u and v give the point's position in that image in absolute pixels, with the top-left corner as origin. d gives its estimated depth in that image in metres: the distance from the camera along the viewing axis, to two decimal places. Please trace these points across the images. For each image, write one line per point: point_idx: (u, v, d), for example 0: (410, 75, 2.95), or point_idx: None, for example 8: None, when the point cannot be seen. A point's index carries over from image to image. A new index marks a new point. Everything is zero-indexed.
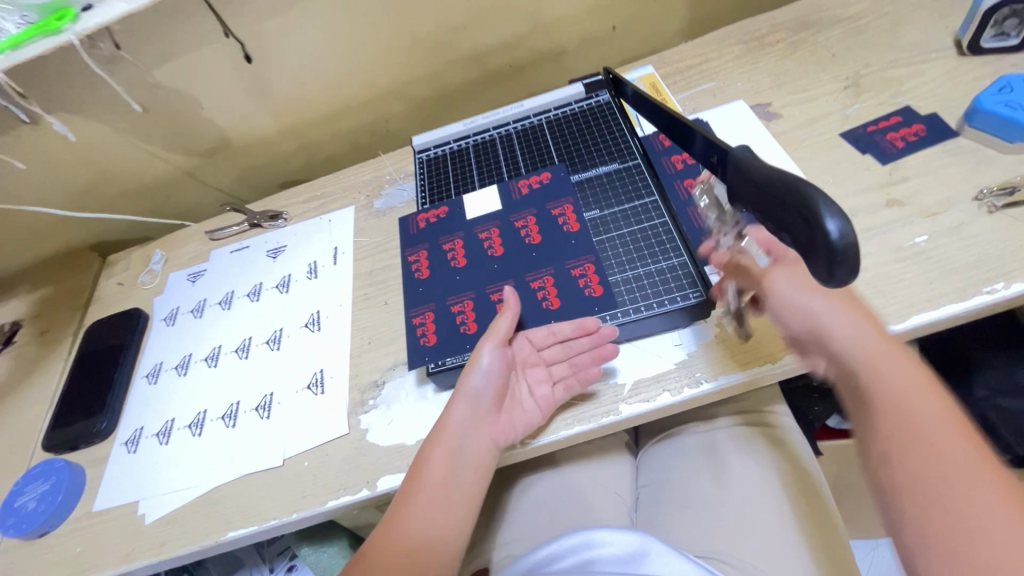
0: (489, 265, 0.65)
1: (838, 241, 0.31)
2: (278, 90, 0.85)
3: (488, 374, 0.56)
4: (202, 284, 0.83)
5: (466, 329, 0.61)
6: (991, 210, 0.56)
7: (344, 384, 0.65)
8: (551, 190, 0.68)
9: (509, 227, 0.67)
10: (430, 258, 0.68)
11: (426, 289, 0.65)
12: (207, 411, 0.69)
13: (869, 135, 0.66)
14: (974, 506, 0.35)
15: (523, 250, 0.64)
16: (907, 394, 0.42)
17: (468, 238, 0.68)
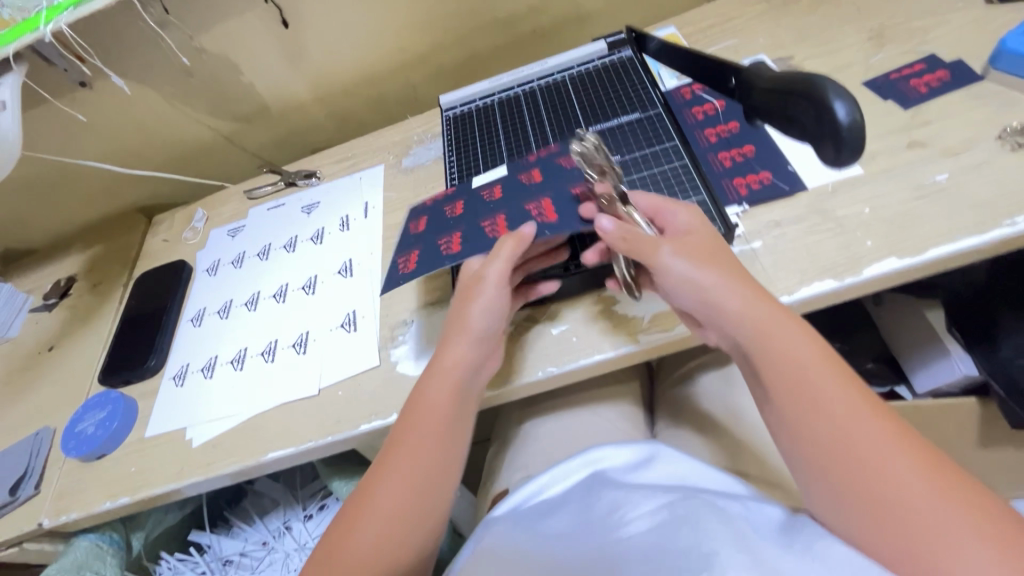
0: (487, 204, 0.64)
1: (846, 122, 0.40)
2: (313, 55, 0.90)
3: (500, 308, 0.56)
4: (241, 238, 0.88)
5: (449, 249, 0.59)
6: (1014, 147, 0.56)
7: (374, 323, 0.69)
8: (554, 150, 0.67)
9: (511, 182, 0.65)
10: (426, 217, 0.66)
11: (416, 238, 0.63)
12: (248, 349, 0.73)
13: (891, 82, 0.66)
14: (876, 450, 0.41)
15: (522, 188, 0.63)
16: (798, 365, 0.45)
17: (467, 202, 0.66)
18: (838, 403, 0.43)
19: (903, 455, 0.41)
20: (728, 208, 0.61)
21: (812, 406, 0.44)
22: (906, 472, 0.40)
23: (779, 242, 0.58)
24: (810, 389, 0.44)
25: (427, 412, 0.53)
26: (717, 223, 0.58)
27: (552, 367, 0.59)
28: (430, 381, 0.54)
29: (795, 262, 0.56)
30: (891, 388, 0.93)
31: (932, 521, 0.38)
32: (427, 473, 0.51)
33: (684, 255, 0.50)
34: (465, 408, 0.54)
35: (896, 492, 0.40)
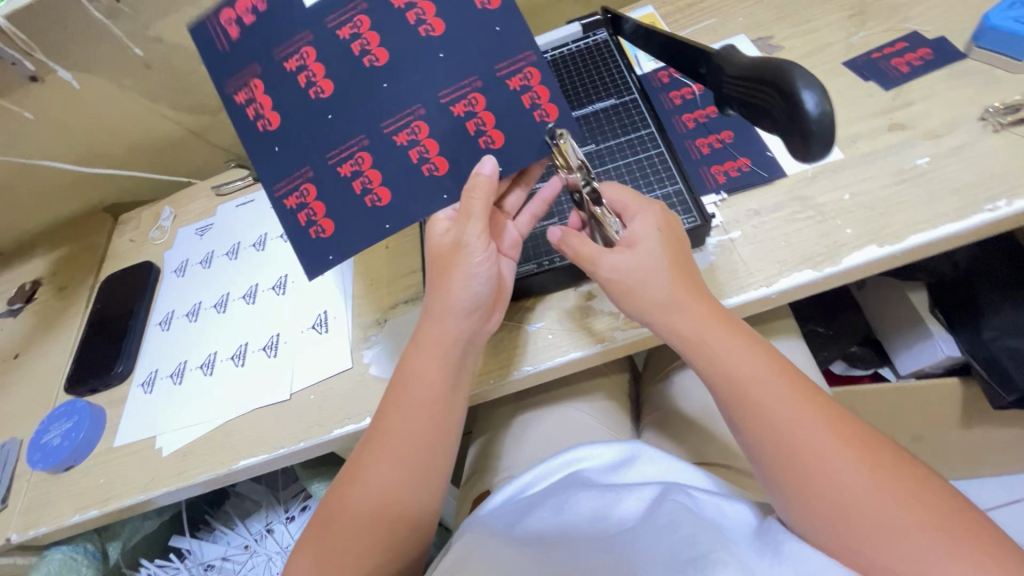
0: (370, 78, 0.52)
1: (815, 114, 0.37)
2: None
3: (487, 280, 0.52)
4: (210, 236, 0.85)
5: (374, 198, 0.53)
6: (996, 128, 0.55)
7: (347, 323, 0.67)
8: (483, 51, 0.52)
9: (441, 116, 0.52)
10: (279, 106, 0.53)
11: (285, 149, 0.54)
12: (218, 353, 0.71)
13: (873, 62, 0.64)
14: (825, 455, 0.41)
15: (414, 51, 0.51)
16: (755, 384, 0.45)
17: (378, 141, 0.53)
18: (785, 412, 0.43)
19: (852, 456, 0.41)
20: (705, 197, 0.60)
21: (760, 417, 0.44)
22: (856, 474, 0.40)
23: (757, 232, 0.57)
24: (757, 399, 0.44)
25: (409, 403, 0.52)
26: (694, 215, 0.56)
27: (527, 367, 0.58)
28: (413, 366, 0.53)
29: (774, 252, 0.55)
30: (874, 371, 0.93)
31: (884, 522, 0.38)
32: (406, 462, 0.50)
33: (631, 267, 0.49)
34: (451, 396, 0.52)
35: (847, 494, 0.40)
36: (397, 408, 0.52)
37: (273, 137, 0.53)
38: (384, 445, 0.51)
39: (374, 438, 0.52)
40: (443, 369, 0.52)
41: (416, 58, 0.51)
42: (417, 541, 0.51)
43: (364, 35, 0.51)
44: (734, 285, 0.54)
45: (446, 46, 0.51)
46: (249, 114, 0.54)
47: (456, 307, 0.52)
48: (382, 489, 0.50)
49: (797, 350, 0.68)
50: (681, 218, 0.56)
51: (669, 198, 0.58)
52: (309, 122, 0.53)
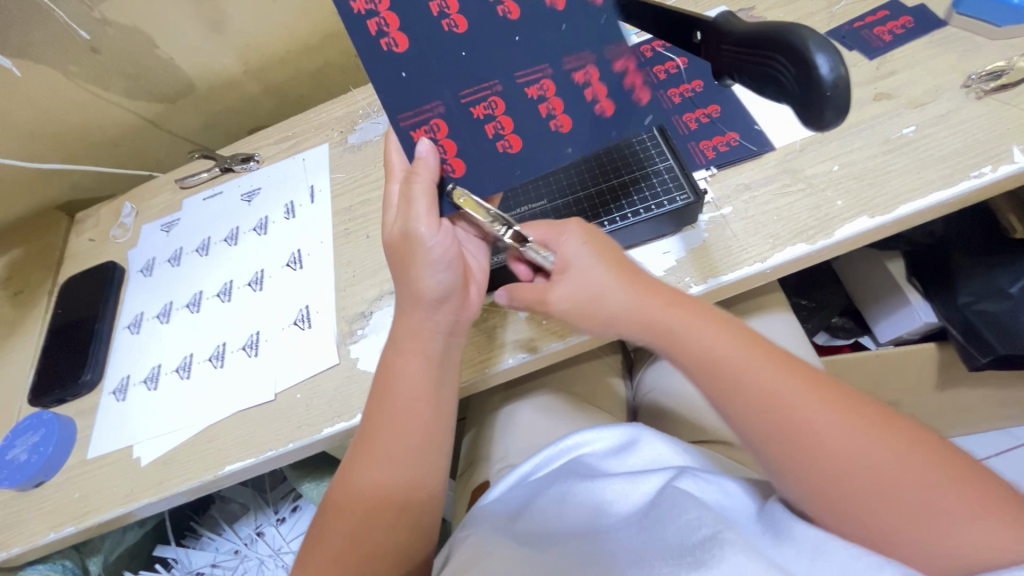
0: (508, 36, 0.50)
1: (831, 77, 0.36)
2: (236, 24, 0.83)
3: (448, 265, 0.50)
4: (177, 232, 0.80)
5: (505, 146, 0.51)
6: (979, 95, 0.55)
7: (330, 317, 0.64)
8: (596, 27, 0.50)
9: (563, 80, 0.50)
10: (409, 29, 0.49)
11: (413, 76, 0.49)
12: (194, 354, 0.68)
13: (855, 31, 0.64)
14: (819, 424, 0.40)
15: (546, 17, 0.49)
16: (746, 359, 0.44)
17: (509, 88, 0.50)
18: (774, 386, 0.42)
19: (846, 424, 0.40)
20: (695, 173, 0.59)
21: (744, 395, 0.43)
22: (855, 441, 0.40)
23: (750, 207, 0.56)
24: (746, 375, 0.43)
25: (396, 408, 0.50)
26: (686, 191, 0.55)
27: (523, 354, 0.56)
28: (397, 367, 0.51)
29: (766, 227, 0.54)
30: (855, 339, 0.95)
31: (889, 493, 0.38)
32: (383, 465, 0.49)
33: (592, 273, 0.48)
34: (435, 395, 0.51)
35: (849, 461, 0.39)
36: (384, 411, 0.50)
37: (400, 60, 0.49)
38: (368, 451, 0.49)
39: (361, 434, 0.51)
40: (429, 369, 0.51)
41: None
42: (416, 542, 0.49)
43: None
44: (729, 261, 0.54)
45: (570, 17, 0.50)
46: (370, 28, 0.48)
47: (425, 297, 0.50)
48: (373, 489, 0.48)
49: (788, 323, 0.68)
50: (673, 195, 0.55)
51: (659, 175, 0.56)
52: (441, 56, 0.49)
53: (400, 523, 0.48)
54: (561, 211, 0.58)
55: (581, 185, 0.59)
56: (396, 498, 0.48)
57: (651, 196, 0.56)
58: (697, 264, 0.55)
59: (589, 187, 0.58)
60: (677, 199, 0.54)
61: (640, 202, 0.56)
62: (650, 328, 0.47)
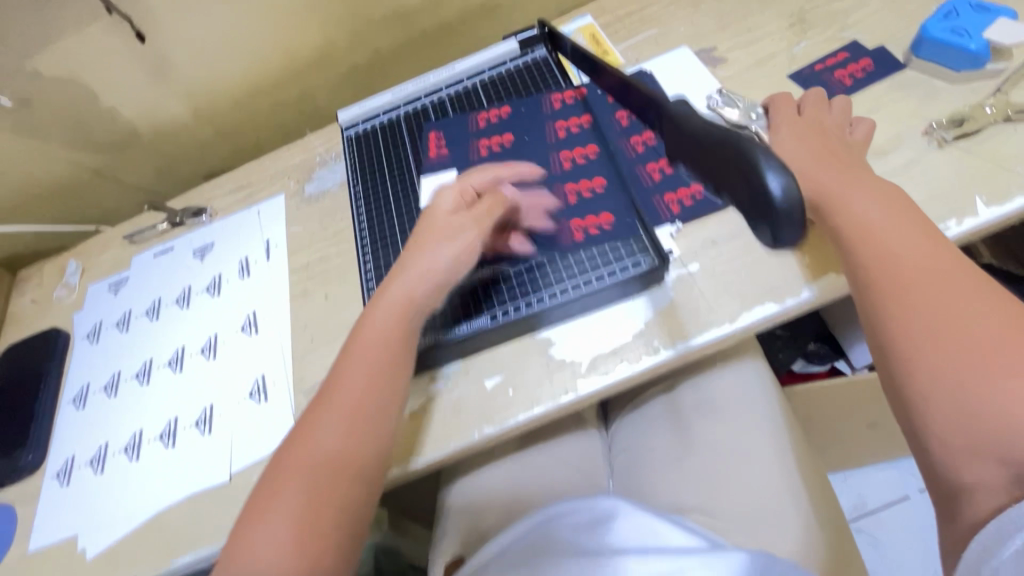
0: (511, 188, 0.62)
1: (784, 200, 0.34)
2: (182, 71, 0.79)
3: (467, 252, 0.53)
4: (125, 294, 0.76)
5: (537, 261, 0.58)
6: (941, 143, 0.54)
7: (288, 388, 0.61)
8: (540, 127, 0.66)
9: (548, 179, 0.62)
10: (427, 226, 0.62)
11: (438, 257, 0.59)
12: (144, 432, 0.63)
13: (816, 74, 0.63)
14: (946, 299, 0.40)
15: (520, 152, 0.65)
16: (881, 225, 0.44)
17: (519, 227, 0.59)
18: (923, 254, 0.42)
19: (978, 301, 0.39)
20: (661, 228, 0.57)
21: (859, 235, 0.44)
22: (969, 310, 0.39)
23: (717, 262, 0.54)
24: (871, 230, 0.44)
25: (343, 391, 0.49)
26: (650, 253, 0.54)
27: (488, 428, 0.53)
28: (353, 352, 0.51)
29: (734, 286, 0.53)
30: (831, 365, 0.95)
31: (990, 363, 0.36)
32: (348, 409, 0.48)
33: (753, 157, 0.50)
34: (404, 351, 0.51)
35: (961, 328, 0.38)
36: (358, 339, 0.51)
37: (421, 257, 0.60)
38: (331, 393, 0.49)
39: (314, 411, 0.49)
40: (403, 309, 0.51)
41: (540, 137, 0.65)
42: (352, 519, 0.45)
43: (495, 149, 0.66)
44: (697, 323, 0.52)
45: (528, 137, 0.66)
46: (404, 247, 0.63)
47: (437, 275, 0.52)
48: (332, 409, 0.48)
49: (763, 371, 0.64)
50: (638, 257, 0.54)
51: (622, 236, 0.56)
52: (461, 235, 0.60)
53: (346, 486, 0.45)
54: (522, 275, 0.57)
55: (542, 247, 0.58)
56: (352, 455, 0.46)
57: (614, 258, 0.55)
58: (665, 326, 0.53)
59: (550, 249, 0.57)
60: (641, 262, 0.54)
61: (603, 264, 0.55)
62: (812, 204, 0.47)
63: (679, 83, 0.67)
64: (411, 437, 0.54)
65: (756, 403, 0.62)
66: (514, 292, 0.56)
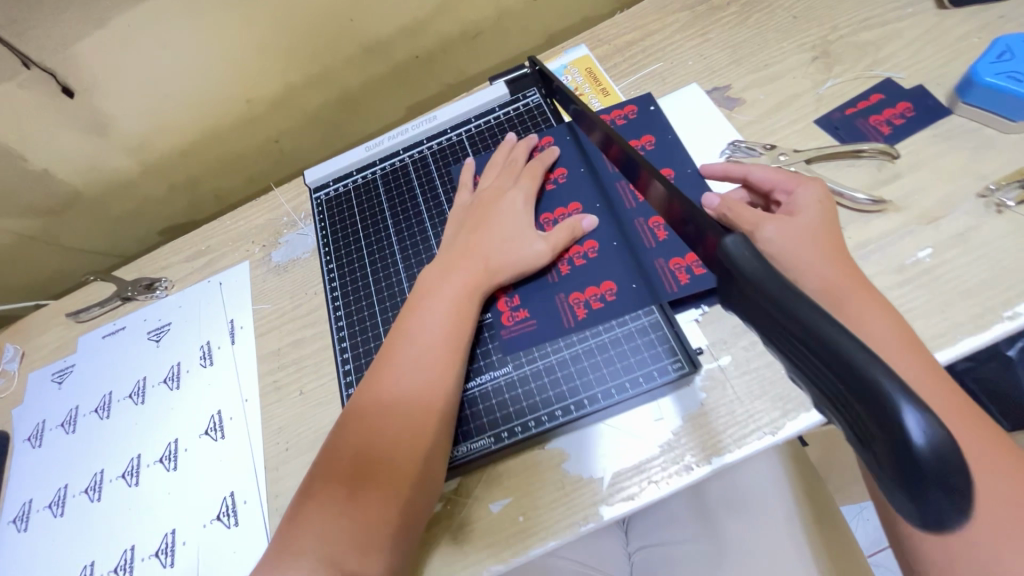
0: (593, 241, 0.53)
1: (927, 451, 0.19)
2: (123, 124, 0.69)
3: (516, 271, 0.51)
4: (70, 386, 0.67)
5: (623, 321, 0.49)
6: (1000, 208, 0.48)
7: (259, 510, 0.53)
8: (594, 157, 0.58)
9: (621, 224, 0.53)
10: (515, 303, 0.52)
11: (536, 338, 0.51)
12: (96, 563, 0.55)
13: (849, 120, 0.56)
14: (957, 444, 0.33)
15: (586, 191, 0.56)
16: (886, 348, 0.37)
17: (607, 285, 0.51)
18: (907, 378, 0.36)
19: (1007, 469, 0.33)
20: (684, 313, 0.50)
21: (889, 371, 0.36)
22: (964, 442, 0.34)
23: (751, 356, 0.47)
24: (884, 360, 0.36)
25: (355, 453, 0.43)
26: (679, 357, 0.47)
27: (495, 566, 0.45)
28: (365, 405, 0.45)
29: (774, 385, 0.45)
30: None
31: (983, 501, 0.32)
32: (395, 416, 0.44)
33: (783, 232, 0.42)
34: (453, 369, 0.46)
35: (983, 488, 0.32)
36: (405, 344, 0.47)
37: (509, 342, 0.51)
38: (373, 402, 0.45)
39: (331, 449, 0.44)
40: (456, 314, 0.48)
41: (599, 172, 0.57)
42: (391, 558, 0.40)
43: (560, 195, 0.57)
44: (734, 434, 0.44)
45: (587, 166, 0.57)
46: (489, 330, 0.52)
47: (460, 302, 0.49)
48: (375, 425, 0.44)
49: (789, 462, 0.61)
50: (665, 363, 0.47)
51: (646, 332, 0.49)
52: (548, 306, 0.52)
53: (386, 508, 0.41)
54: (529, 384, 0.49)
55: (551, 348, 0.50)
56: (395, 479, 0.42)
57: (637, 364, 0.48)
58: (697, 437, 0.45)
59: (561, 351, 0.50)
60: (669, 369, 0.47)
61: (624, 372, 0.48)
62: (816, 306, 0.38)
63: (692, 128, 0.59)
64: None
65: (785, 500, 0.58)
66: (522, 407, 0.48)
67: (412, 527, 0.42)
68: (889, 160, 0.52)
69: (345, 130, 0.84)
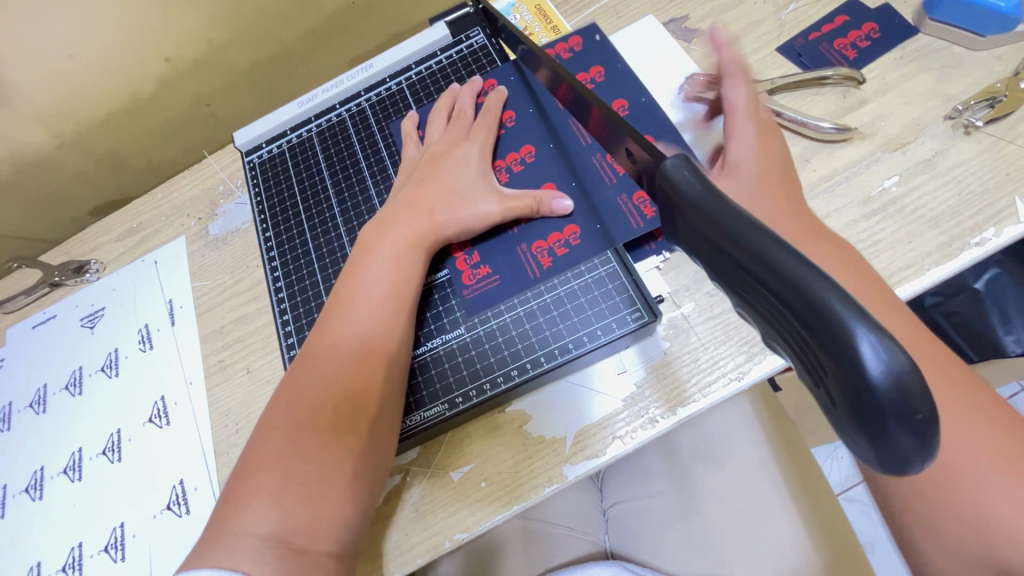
0: (550, 186, 0.50)
1: (883, 380, 0.18)
2: (27, 92, 0.62)
3: (465, 227, 0.47)
4: (1, 381, 0.62)
5: (584, 272, 0.46)
6: (968, 130, 0.45)
7: (210, 495, 0.50)
8: (543, 98, 0.53)
9: (577, 166, 0.50)
10: (469, 261, 0.49)
11: (493, 295, 0.47)
12: (43, 564, 0.52)
13: (812, 46, 0.52)
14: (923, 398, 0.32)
15: (538, 133, 0.52)
16: None
17: (568, 232, 0.48)
18: None
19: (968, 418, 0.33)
20: (644, 261, 0.47)
21: None
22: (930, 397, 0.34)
23: (715, 301, 0.45)
24: None
25: (294, 431, 0.41)
26: (639, 306, 0.44)
27: (460, 534, 0.43)
28: (304, 380, 0.42)
29: (739, 329, 0.43)
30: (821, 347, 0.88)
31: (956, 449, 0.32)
32: (334, 380, 0.42)
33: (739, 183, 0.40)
34: (395, 335, 0.44)
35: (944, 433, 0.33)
36: (345, 304, 0.45)
37: (465, 301, 0.48)
38: (314, 365, 0.43)
39: (270, 427, 0.42)
40: (399, 269, 0.45)
41: (549, 112, 0.53)
42: (333, 524, 0.39)
43: (511, 140, 0.52)
44: (699, 382, 0.43)
45: (537, 105, 0.53)
46: (442, 292, 0.49)
47: (397, 267, 0.45)
48: (316, 389, 0.42)
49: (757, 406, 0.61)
50: (623, 313, 0.44)
51: (603, 281, 0.46)
52: (507, 260, 0.48)
53: (327, 471, 0.39)
54: (483, 345, 0.46)
55: (506, 306, 0.47)
56: (334, 443, 0.40)
57: (595, 314, 0.45)
58: (661, 388, 0.43)
59: (515, 309, 0.47)
60: (628, 319, 0.44)
61: (582, 324, 0.45)
62: None
63: (648, 64, 0.55)
64: (368, 554, 0.44)
65: (754, 445, 0.59)
66: (477, 369, 0.46)
67: (357, 493, 0.40)
68: (854, 86, 0.49)
69: (283, 89, 0.78)
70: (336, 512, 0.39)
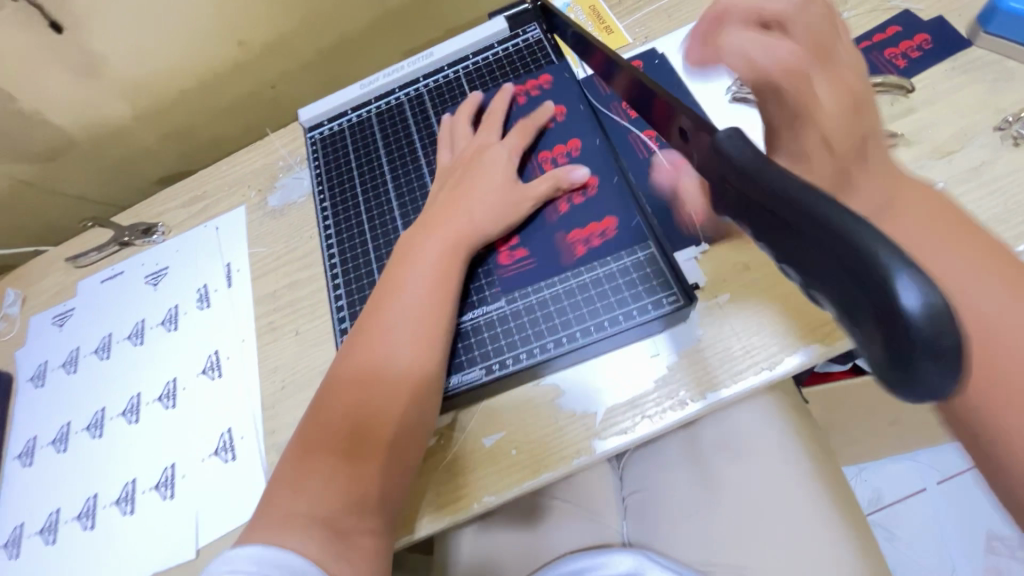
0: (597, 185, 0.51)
1: (925, 324, 0.18)
2: (113, 65, 0.68)
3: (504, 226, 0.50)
4: (71, 328, 0.67)
5: (622, 255, 0.48)
6: (1017, 141, 0.46)
7: (258, 444, 0.53)
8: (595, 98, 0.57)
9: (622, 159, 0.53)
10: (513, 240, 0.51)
11: (532, 273, 0.50)
12: (98, 497, 0.56)
13: (862, 54, 0.53)
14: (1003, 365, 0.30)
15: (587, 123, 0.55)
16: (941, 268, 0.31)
17: (608, 222, 0.50)
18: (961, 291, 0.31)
19: None
20: (682, 251, 0.49)
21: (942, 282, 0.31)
22: None
23: (750, 295, 0.46)
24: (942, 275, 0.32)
25: (337, 419, 0.43)
26: (674, 289, 0.46)
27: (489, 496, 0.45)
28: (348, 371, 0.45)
29: (770, 323, 0.45)
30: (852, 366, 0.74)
31: None
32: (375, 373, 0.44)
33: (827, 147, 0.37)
34: (433, 327, 0.46)
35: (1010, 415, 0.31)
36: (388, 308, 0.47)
37: (506, 278, 0.50)
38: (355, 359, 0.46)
39: (315, 414, 0.45)
40: (439, 268, 0.48)
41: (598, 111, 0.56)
42: (371, 507, 0.41)
43: (559, 130, 0.55)
44: (729, 369, 0.44)
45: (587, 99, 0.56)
46: (485, 267, 0.51)
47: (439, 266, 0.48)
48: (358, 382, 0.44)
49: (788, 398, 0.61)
50: (660, 296, 0.46)
51: (641, 266, 0.47)
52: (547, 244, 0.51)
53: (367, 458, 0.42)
54: (520, 317, 0.49)
55: (546, 283, 0.49)
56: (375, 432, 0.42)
57: (632, 295, 0.47)
58: (691, 372, 0.45)
59: (553, 287, 0.49)
60: (663, 301, 0.46)
61: (618, 304, 0.47)
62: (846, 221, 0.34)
63: None
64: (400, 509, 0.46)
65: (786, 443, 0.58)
66: (514, 340, 0.48)
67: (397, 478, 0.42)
68: (904, 94, 0.50)
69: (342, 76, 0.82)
70: (377, 496, 0.41)
